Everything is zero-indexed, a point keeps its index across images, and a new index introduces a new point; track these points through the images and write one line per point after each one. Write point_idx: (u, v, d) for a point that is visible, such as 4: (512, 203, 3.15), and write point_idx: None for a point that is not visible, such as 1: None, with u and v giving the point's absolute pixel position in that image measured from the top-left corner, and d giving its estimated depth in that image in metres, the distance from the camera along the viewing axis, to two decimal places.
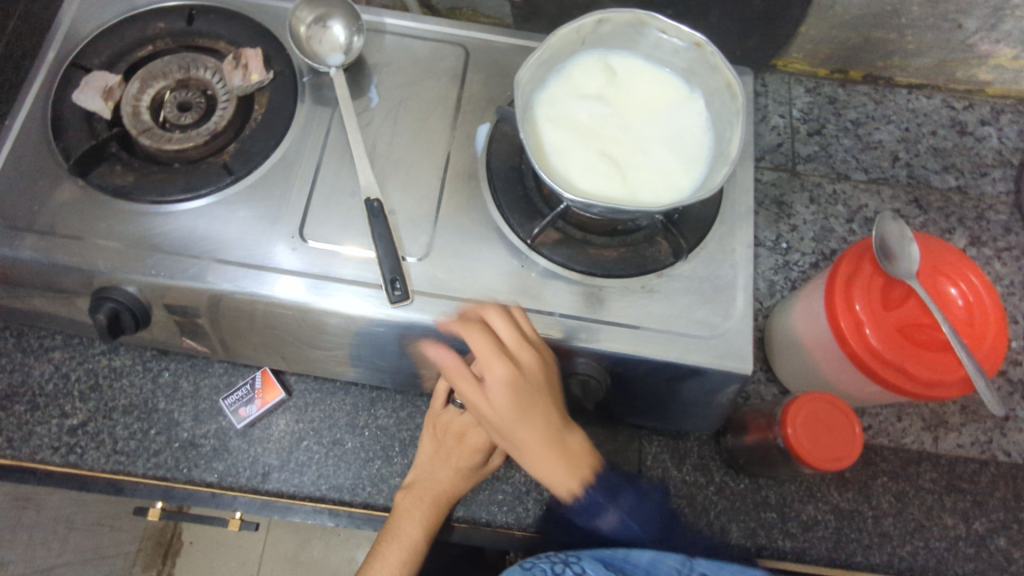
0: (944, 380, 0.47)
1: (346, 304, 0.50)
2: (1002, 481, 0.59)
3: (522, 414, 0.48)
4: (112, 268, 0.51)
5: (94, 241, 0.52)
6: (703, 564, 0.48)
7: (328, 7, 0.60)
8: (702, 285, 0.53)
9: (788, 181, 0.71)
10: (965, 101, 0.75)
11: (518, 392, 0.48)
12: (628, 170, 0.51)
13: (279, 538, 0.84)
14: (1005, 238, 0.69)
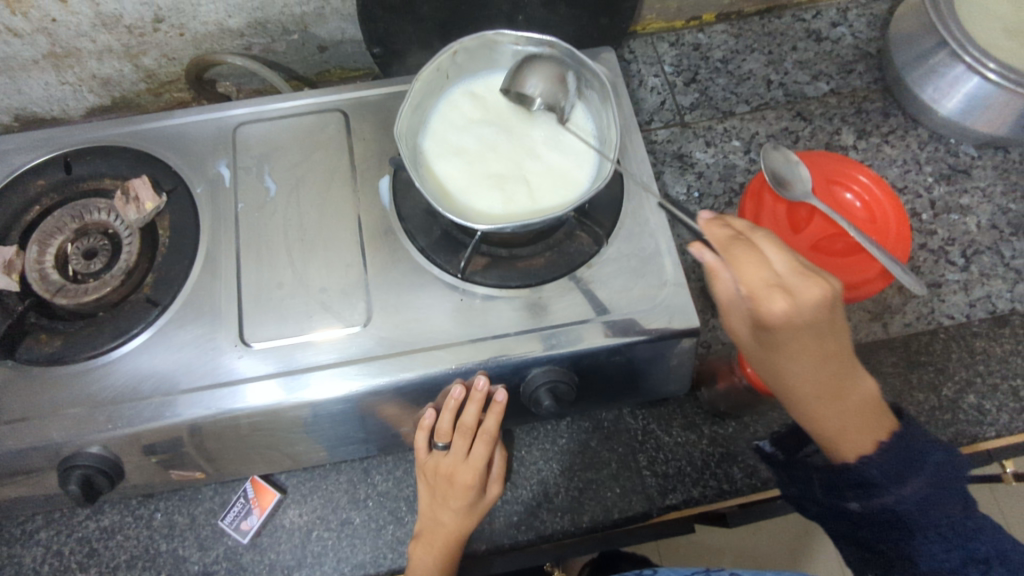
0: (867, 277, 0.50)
1: (305, 395, 0.51)
2: (953, 344, 0.64)
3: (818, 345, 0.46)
4: (67, 437, 0.50)
5: (41, 415, 0.51)
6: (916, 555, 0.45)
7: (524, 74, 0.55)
8: (631, 262, 0.56)
9: (681, 133, 0.74)
10: (812, 10, 0.80)
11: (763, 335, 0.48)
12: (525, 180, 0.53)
13: None
14: (886, 122, 0.74)
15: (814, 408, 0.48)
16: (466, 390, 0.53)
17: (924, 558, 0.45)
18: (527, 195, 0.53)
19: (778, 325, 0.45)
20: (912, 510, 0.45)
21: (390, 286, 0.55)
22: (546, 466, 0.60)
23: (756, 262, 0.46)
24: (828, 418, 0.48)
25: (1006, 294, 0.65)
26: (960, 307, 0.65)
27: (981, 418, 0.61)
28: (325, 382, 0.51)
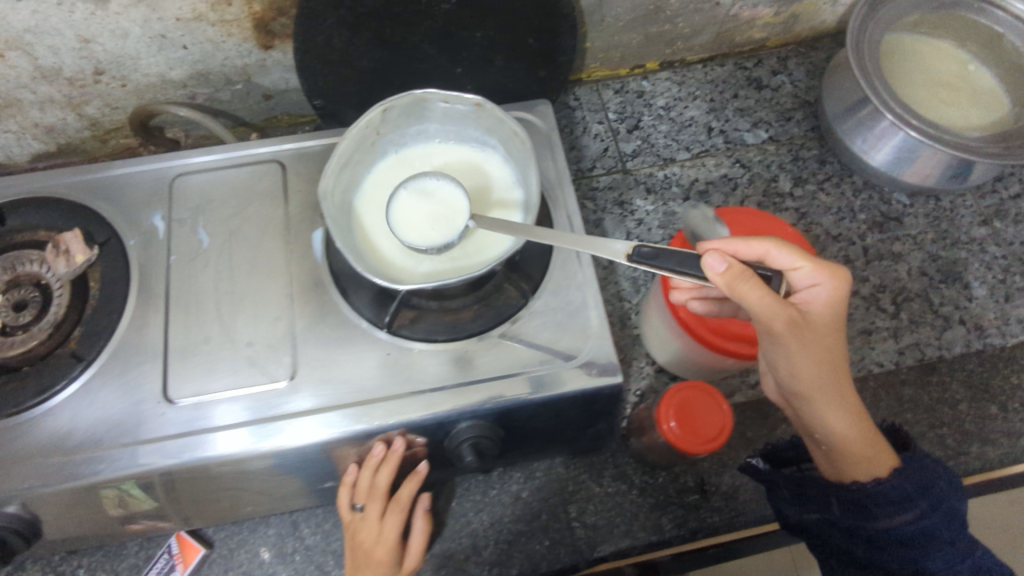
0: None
1: (254, 445, 0.51)
2: (883, 391, 0.65)
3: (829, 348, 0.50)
4: None
5: None
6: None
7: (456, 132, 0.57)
8: (558, 315, 0.57)
9: (623, 180, 0.75)
10: (753, 59, 0.82)
11: (806, 334, 0.48)
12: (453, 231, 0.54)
13: None
14: (822, 169, 0.75)
15: (835, 410, 0.51)
16: (378, 455, 0.54)
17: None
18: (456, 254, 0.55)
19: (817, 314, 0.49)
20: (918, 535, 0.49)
21: (319, 338, 0.56)
22: (477, 517, 0.60)
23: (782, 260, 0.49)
24: (860, 428, 0.51)
25: (933, 342, 0.67)
26: (890, 354, 0.66)
27: None
28: (305, 429, 0.51)
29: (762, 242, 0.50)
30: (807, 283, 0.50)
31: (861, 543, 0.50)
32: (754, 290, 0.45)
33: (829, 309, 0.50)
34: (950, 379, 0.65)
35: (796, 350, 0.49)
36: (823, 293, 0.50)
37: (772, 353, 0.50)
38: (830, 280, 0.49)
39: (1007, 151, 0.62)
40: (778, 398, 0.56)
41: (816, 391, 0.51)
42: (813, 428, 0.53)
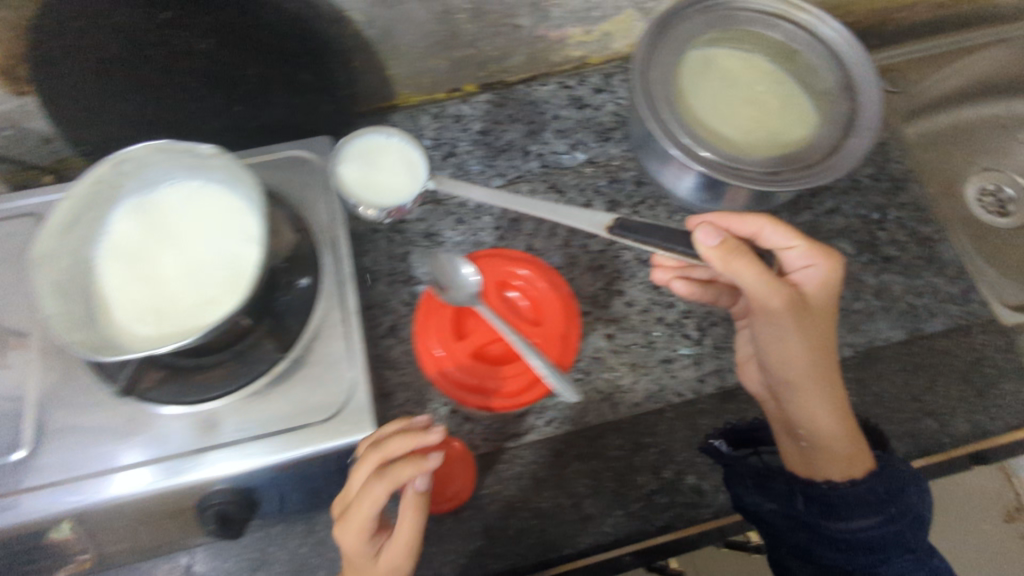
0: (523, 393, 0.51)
1: None
2: (679, 422, 0.64)
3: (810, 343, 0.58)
4: None
5: None
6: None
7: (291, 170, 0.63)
8: (315, 369, 0.56)
9: (433, 211, 0.73)
10: (577, 76, 0.79)
11: (800, 317, 0.57)
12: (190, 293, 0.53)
13: None
14: (639, 191, 0.74)
15: (805, 407, 0.58)
16: (406, 423, 0.53)
17: None
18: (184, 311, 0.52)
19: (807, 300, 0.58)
20: (877, 542, 0.54)
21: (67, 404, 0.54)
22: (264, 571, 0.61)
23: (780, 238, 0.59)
24: (831, 422, 0.57)
25: (735, 368, 0.66)
26: (688, 383, 0.66)
27: (697, 499, 0.62)
28: (123, 476, 0.52)
29: (755, 220, 0.60)
30: (800, 265, 0.59)
31: (819, 541, 0.55)
32: (745, 266, 0.54)
33: (822, 291, 0.59)
34: (748, 407, 0.65)
35: (790, 331, 0.57)
36: (816, 274, 0.59)
37: (763, 328, 0.59)
38: (823, 263, 0.58)
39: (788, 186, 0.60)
40: (762, 390, 0.63)
41: (808, 380, 0.58)
42: (798, 422, 0.59)
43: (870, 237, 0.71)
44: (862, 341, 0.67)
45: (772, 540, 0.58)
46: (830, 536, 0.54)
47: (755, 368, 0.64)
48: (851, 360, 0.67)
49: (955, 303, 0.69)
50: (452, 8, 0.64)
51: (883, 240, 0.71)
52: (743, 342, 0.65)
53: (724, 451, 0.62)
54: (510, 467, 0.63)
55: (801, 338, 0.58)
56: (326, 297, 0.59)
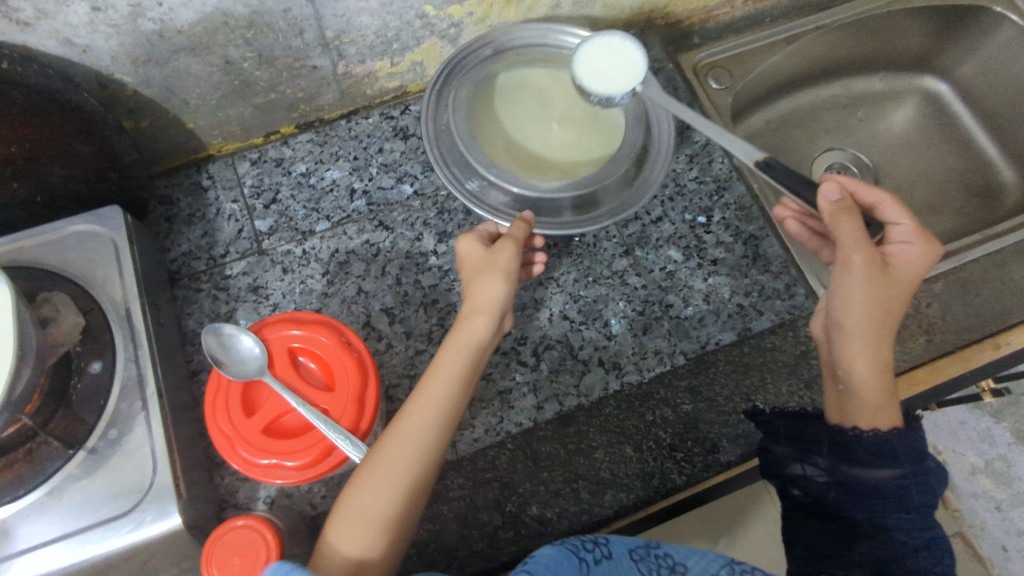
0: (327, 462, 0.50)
1: None
2: (521, 451, 0.63)
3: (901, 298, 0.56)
4: None
5: None
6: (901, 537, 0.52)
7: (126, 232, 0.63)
8: (113, 458, 0.53)
9: (258, 262, 0.71)
10: (398, 106, 0.78)
11: (878, 278, 0.55)
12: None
13: None
14: (468, 219, 0.73)
15: (881, 355, 0.56)
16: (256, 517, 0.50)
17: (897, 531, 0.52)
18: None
19: (903, 267, 0.57)
20: (894, 494, 0.53)
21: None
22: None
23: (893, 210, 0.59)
24: (874, 385, 0.55)
25: (572, 391, 0.66)
26: (528, 412, 0.65)
27: (542, 528, 0.61)
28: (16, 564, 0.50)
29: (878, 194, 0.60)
30: (902, 240, 0.58)
31: (834, 488, 0.55)
32: (848, 229, 0.56)
33: (918, 266, 0.57)
34: (587, 428, 0.64)
35: (858, 283, 0.55)
36: (912, 252, 0.57)
37: (830, 286, 0.57)
38: (922, 244, 0.57)
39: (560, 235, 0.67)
40: (821, 333, 0.61)
41: (863, 330, 0.56)
42: (838, 364, 0.58)
43: (695, 241, 0.73)
44: (695, 347, 0.68)
45: (793, 494, 0.58)
46: (849, 482, 0.54)
47: (822, 314, 0.62)
48: (685, 366, 0.67)
49: (781, 298, 0.70)
50: (233, 58, 0.63)
51: (708, 243, 0.73)
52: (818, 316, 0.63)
53: (764, 410, 0.63)
54: None
55: (887, 298, 0.55)
56: (118, 387, 0.55)
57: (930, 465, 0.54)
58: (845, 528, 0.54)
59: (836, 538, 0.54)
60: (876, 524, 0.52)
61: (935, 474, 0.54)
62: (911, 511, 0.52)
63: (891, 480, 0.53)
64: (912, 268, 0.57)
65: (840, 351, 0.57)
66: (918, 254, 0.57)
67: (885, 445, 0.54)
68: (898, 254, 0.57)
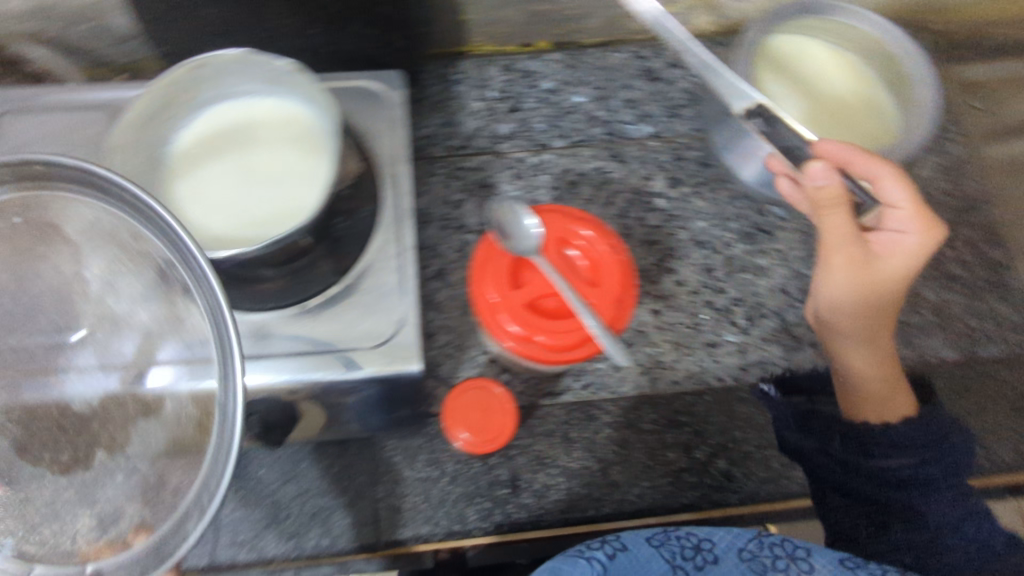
0: (586, 338, 0.50)
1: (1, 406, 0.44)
2: (717, 407, 0.64)
3: (862, 291, 0.61)
4: None
5: None
6: (936, 521, 0.59)
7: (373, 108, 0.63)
8: (368, 298, 0.56)
9: (493, 162, 0.73)
10: (652, 48, 0.77)
11: (862, 273, 0.61)
12: (232, 197, 0.54)
13: None
14: (702, 171, 0.72)
15: (864, 368, 0.63)
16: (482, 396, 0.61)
17: (932, 514, 0.59)
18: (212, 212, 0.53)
19: (837, 289, 0.62)
20: (916, 480, 0.60)
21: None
22: (297, 492, 0.62)
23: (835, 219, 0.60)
24: (874, 381, 0.63)
25: (780, 362, 0.65)
26: (730, 371, 0.65)
27: (725, 483, 0.62)
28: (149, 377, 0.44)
29: (879, 167, 0.60)
30: (896, 228, 0.62)
31: (858, 476, 0.61)
32: (838, 220, 0.60)
33: (911, 253, 0.61)
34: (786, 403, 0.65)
35: (842, 281, 0.61)
36: (909, 241, 0.61)
37: (818, 282, 0.64)
38: (918, 233, 0.61)
39: (215, 455, 0.37)
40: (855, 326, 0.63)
41: (854, 332, 0.62)
42: (834, 360, 0.64)
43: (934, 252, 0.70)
44: (913, 356, 0.66)
45: (835, 489, 0.61)
46: (872, 473, 0.61)
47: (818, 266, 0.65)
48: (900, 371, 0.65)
49: (1013, 331, 0.67)
50: None
51: (949, 258, 0.69)
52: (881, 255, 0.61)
53: (775, 392, 0.64)
54: (547, 424, 0.63)
55: (868, 329, 0.62)
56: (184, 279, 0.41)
57: (955, 447, 0.62)
58: (862, 507, 0.61)
59: (870, 526, 0.60)
60: (892, 498, 0.60)
61: (960, 455, 0.62)
62: (937, 492, 0.60)
63: (908, 473, 0.60)
64: (869, 283, 0.61)
65: (840, 344, 0.63)
66: (880, 273, 0.61)
67: (908, 433, 0.62)
68: (839, 271, 0.62)
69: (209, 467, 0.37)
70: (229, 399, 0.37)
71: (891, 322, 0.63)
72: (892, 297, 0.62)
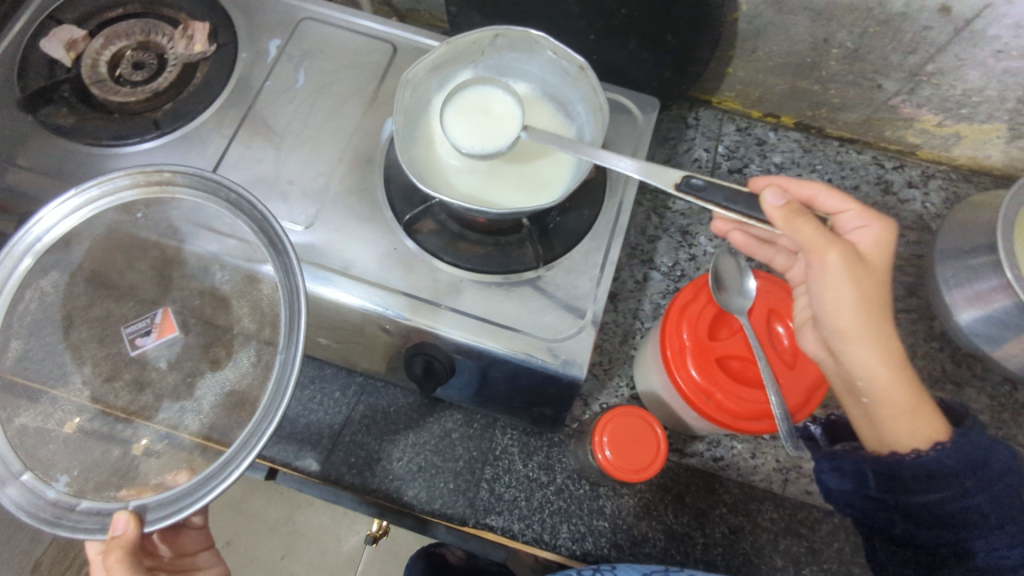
0: (762, 413, 0.49)
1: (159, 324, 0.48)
2: (843, 535, 0.60)
3: (886, 338, 0.47)
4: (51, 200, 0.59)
5: (17, 165, 0.60)
6: None
7: (617, 127, 0.65)
8: (558, 293, 0.58)
9: (698, 213, 0.72)
10: (895, 161, 0.75)
11: (860, 274, 0.46)
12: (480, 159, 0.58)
13: (269, 508, 0.95)
14: (905, 299, 0.69)
15: (893, 384, 0.47)
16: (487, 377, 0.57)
17: (981, 552, 0.47)
18: (535, 195, 0.57)
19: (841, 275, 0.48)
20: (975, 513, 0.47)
21: (117, 223, 0.49)
22: (413, 441, 0.63)
23: (811, 226, 0.45)
24: (902, 427, 0.48)
25: None
26: None
27: None
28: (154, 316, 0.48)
29: (813, 185, 0.54)
30: (851, 225, 0.50)
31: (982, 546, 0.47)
32: (808, 232, 0.45)
33: (872, 251, 0.49)
34: None
35: (841, 278, 0.45)
36: (869, 234, 0.49)
37: (827, 288, 0.46)
38: (869, 242, 0.49)
39: (257, 421, 0.43)
40: (819, 350, 0.50)
41: (862, 327, 0.46)
42: (859, 376, 0.48)
43: None
44: None
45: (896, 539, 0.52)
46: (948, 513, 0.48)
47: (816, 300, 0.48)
48: None
49: None
50: (833, 40, 0.63)
51: None
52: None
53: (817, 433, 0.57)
54: (665, 479, 0.61)
55: (871, 309, 0.46)
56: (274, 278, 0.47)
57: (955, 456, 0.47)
58: None
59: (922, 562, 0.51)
60: None
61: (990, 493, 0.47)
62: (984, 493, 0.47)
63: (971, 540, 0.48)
64: (871, 283, 0.46)
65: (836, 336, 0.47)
66: (875, 266, 0.48)
67: (978, 443, 0.48)
68: (853, 238, 0.50)
69: (233, 449, 0.42)
70: (286, 378, 0.44)
71: (896, 352, 0.47)
72: (869, 309, 0.46)
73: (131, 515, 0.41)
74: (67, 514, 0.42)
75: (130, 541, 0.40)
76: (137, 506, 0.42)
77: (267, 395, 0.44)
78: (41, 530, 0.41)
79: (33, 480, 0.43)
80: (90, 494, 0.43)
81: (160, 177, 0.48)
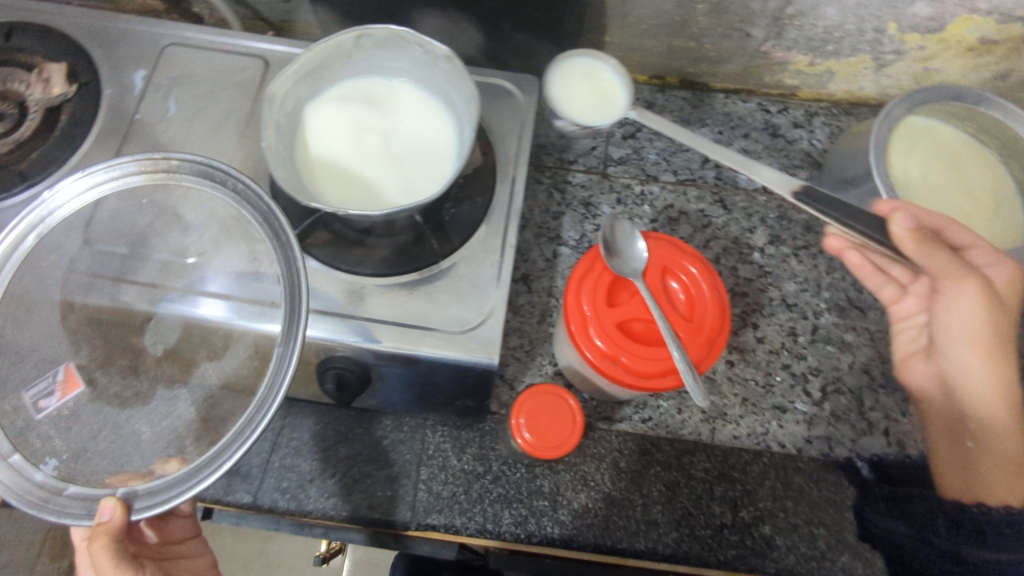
0: (666, 369, 0.50)
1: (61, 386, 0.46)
2: (773, 472, 0.62)
3: (1004, 377, 0.57)
4: None
5: None
6: None
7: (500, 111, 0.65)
8: (460, 284, 0.58)
9: (598, 183, 0.73)
10: (779, 105, 0.77)
11: (994, 306, 0.55)
12: (361, 161, 0.57)
13: None
14: (804, 236, 0.71)
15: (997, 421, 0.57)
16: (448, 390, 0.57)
17: None
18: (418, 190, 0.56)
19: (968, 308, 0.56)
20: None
21: (125, 203, 0.51)
22: (346, 454, 0.62)
23: (941, 256, 0.55)
24: (991, 470, 0.55)
25: (846, 442, 0.63)
26: (794, 438, 0.63)
27: (766, 552, 0.59)
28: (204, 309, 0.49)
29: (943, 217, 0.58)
30: (982, 262, 0.57)
31: None
32: (935, 255, 0.55)
33: (1005, 289, 0.56)
34: (847, 485, 0.62)
35: (962, 301, 0.56)
36: (998, 273, 0.56)
37: (940, 306, 0.58)
38: (1001, 271, 0.56)
39: (251, 415, 0.43)
40: (929, 382, 0.61)
41: (987, 355, 0.57)
42: (972, 420, 0.58)
43: None
44: None
45: None
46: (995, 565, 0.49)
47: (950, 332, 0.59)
48: None
49: None
50: None
51: None
52: (907, 342, 0.64)
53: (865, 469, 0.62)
54: (598, 449, 0.62)
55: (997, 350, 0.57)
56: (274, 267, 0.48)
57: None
58: None
59: None
60: None
61: None
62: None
63: None
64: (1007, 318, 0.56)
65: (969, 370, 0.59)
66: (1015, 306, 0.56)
67: None
68: (984, 267, 0.57)
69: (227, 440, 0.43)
70: (283, 368, 0.44)
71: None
72: (989, 347, 0.57)
73: (118, 501, 0.41)
74: (55, 497, 0.42)
75: (115, 528, 0.41)
76: (125, 493, 0.42)
77: (263, 384, 0.44)
78: (28, 513, 0.41)
79: (22, 461, 0.43)
80: (79, 479, 0.43)
81: (167, 164, 0.49)
